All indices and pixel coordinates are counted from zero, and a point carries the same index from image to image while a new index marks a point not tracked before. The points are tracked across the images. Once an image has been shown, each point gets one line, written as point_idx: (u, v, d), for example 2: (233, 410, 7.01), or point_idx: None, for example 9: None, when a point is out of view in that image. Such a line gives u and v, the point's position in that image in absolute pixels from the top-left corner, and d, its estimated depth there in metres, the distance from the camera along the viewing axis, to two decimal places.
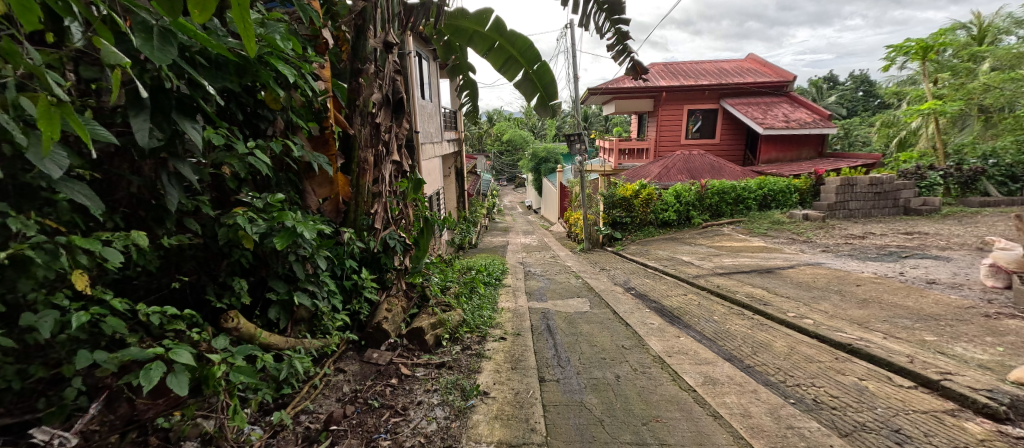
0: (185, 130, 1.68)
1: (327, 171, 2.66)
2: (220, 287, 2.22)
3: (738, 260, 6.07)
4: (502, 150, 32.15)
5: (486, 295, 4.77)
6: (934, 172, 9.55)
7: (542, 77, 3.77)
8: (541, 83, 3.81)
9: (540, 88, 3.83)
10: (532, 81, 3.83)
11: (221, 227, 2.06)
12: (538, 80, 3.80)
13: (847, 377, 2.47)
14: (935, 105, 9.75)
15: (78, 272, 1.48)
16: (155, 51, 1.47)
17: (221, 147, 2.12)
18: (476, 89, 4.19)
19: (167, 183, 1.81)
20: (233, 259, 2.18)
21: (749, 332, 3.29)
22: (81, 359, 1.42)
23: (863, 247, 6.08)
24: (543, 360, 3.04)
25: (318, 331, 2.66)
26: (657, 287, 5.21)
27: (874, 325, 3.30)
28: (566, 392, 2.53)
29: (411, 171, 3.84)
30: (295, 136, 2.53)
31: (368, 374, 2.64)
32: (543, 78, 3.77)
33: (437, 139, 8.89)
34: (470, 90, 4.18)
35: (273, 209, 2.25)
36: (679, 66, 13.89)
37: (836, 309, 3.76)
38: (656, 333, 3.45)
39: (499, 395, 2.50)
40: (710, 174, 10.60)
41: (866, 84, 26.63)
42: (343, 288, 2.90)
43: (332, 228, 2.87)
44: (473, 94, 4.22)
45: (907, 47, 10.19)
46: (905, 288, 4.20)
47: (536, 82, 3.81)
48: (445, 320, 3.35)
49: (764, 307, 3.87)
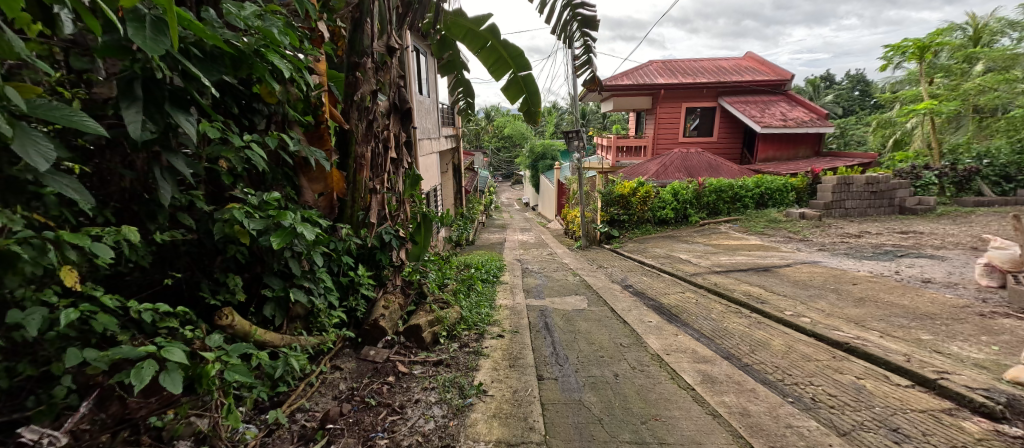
0: (179, 122, 1.64)
1: (324, 166, 2.64)
2: (215, 283, 2.20)
3: (736, 258, 6.08)
4: (500, 147, 32.00)
5: (484, 292, 4.75)
6: (929, 171, 9.61)
7: (528, 83, 3.90)
8: (526, 86, 3.93)
9: (525, 90, 3.96)
10: (517, 84, 3.92)
11: (216, 223, 2.03)
12: (524, 84, 3.92)
13: (844, 376, 2.47)
14: (931, 105, 9.78)
15: (67, 268, 1.46)
16: (148, 41, 1.43)
17: (216, 140, 2.10)
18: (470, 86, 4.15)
19: (160, 177, 1.78)
20: (229, 255, 2.16)
21: (746, 330, 3.29)
22: (69, 358, 1.39)
23: (859, 246, 6.10)
24: (540, 358, 3.03)
25: (314, 329, 2.67)
26: (655, 284, 5.21)
27: (871, 324, 3.31)
28: (564, 390, 2.52)
29: (408, 168, 3.83)
30: (291, 131, 2.52)
31: (364, 371, 2.65)
32: (529, 83, 3.90)
33: (434, 134, 8.83)
34: (464, 87, 4.15)
35: (270, 206, 2.23)
36: (677, 63, 13.88)
37: (833, 307, 3.77)
38: (654, 331, 3.45)
39: (497, 393, 2.48)
40: (707, 172, 10.62)
41: (862, 84, 26.76)
42: (341, 285, 2.90)
43: (329, 223, 2.85)
44: (467, 92, 4.20)
45: (904, 47, 10.17)
46: (900, 287, 4.21)
47: (521, 85, 3.92)
48: (442, 318, 3.35)
49: (761, 305, 3.87)
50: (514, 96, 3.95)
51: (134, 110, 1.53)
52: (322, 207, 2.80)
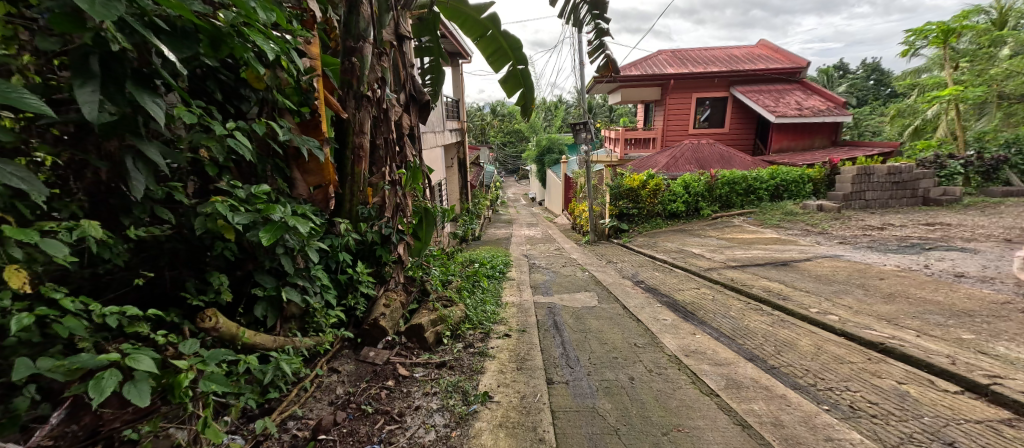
0: (143, 104, 1.45)
1: (317, 157, 2.50)
2: (201, 282, 2.06)
3: (751, 252, 5.85)
4: (506, 142, 32.40)
5: (489, 288, 4.58)
6: (954, 161, 9.07)
7: (526, 78, 3.82)
8: (524, 81, 3.85)
9: (523, 85, 3.88)
10: (515, 78, 3.84)
11: (196, 217, 1.90)
12: (522, 78, 3.83)
13: (884, 380, 2.24)
14: (956, 91, 9.37)
15: (14, 269, 1.30)
16: (97, 6, 1.27)
17: (196, 128, 1.95)
18: (441, 75, 4.12)
19: (133, 168, 1.64)
20: (218, 252, 2.04)
21: (770, 329, 3.07)
22: (18, 369, 1.22)
23: (883, 238, 5.82)
24: (550, 360, 2.83)
25: (310, 329, 2.54)
26: (668, 280, 5.00)
27: (903, 322, 3.09)
28: (576, 396, 2.33)
29: (415, 160, 3.67)
30: (281, 119, 2.38)
31: (364, 374, 2.51)
32: (526, 78, 3.81)
33: (438, 128, 8.63)
34: (435, 75, 4.10)
35: (258, 199, 2.10)
36: (687, 53, 13.56)
37: (861, 304, 3.55)
38: (669, 330, 3.25)
39: (503, 400, 2.31)
40: (720, 164, 10.27)
41: (877, 73, 26.11)
42: (338, 282, 2.77)
43: (325, 218, 2.73)
44: (437, 80, 4.15)
45: (927, 31, 9.77)
46: (932, 281, 3.97)
47: (519, 79, 3.83)
48: (446, 316, 3.16)
49: (784, 302, 3.64)
50: (511, 90, 3.88)
51: (90, 89, 1.37)
52: (319, 201, 2.68)
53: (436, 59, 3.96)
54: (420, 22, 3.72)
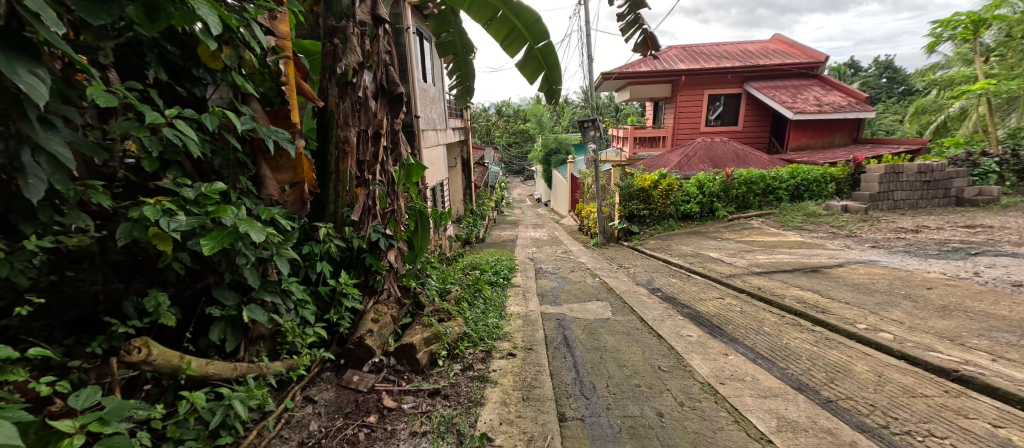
0: (14, 74, 1.17)
1: (288, 150, 2.12)
2: (136, 304, 1.68)
3: (775, 257, 5.40)
4: (511, 143, 31.97)
5: (492, 297, 4.16)
6: (987, 159, 8.65)
7: (548, 56, 3.46)
8: (546, 62, 3.50)
9: (544, 66, 3.54)
10: (536, 58, 3.49)
11: (124, 223, 1.54)
12: (542, 58, 3.49)
13: (974, 422, 1.85)
14: (989, 84, 8.85)
15: None
16: None
17: (128, 115, 1.62)
18: (466, 69, 3.81)
19: (29, 163, 1.29)
20: (164, 264, 1.68)
21: (815, 350, 2.66)
22: None
23: (920, 242, 5.36)
24: (562, 388, 2.43)
25: (282, 352, 2.14)
26: (687, 288, 4.57)
27: (971, 342, 2.67)
28: (594, 440, 1.94)
29: (409, 157, 3.25)
30: (246, 106, 2.02)
31: (343, 405, 2.12)
32: (548, 57, 3.46)
33: (440, 127, 8.24)
34: (461, 71, 3.83)
35: (209, 201, 1.73)
36: (698, 48, 13.12)
37: (912, 318, 3.13)
38: (697, 349, 2.84)
39: (506, 443, 1.93)
40: (735, 163, 9.80)
41: (891, 70, 25.54)
42: (318, 296, 2.38)
43: (302, 222, 2.34)
44: (464, 76, 3.88)
45: (955, 21, 9.22)
46: (989, 292, 3.53)
47: (540, 60, 3.50)
48: (442, 334, 2.74)
49: (823, 316, 3.22)
50: (532, 75, 3.56)
51: None
52: (291, 202, 2.29)
53: (456, 52, 3.69)
54: (437, 15, 3.41)
